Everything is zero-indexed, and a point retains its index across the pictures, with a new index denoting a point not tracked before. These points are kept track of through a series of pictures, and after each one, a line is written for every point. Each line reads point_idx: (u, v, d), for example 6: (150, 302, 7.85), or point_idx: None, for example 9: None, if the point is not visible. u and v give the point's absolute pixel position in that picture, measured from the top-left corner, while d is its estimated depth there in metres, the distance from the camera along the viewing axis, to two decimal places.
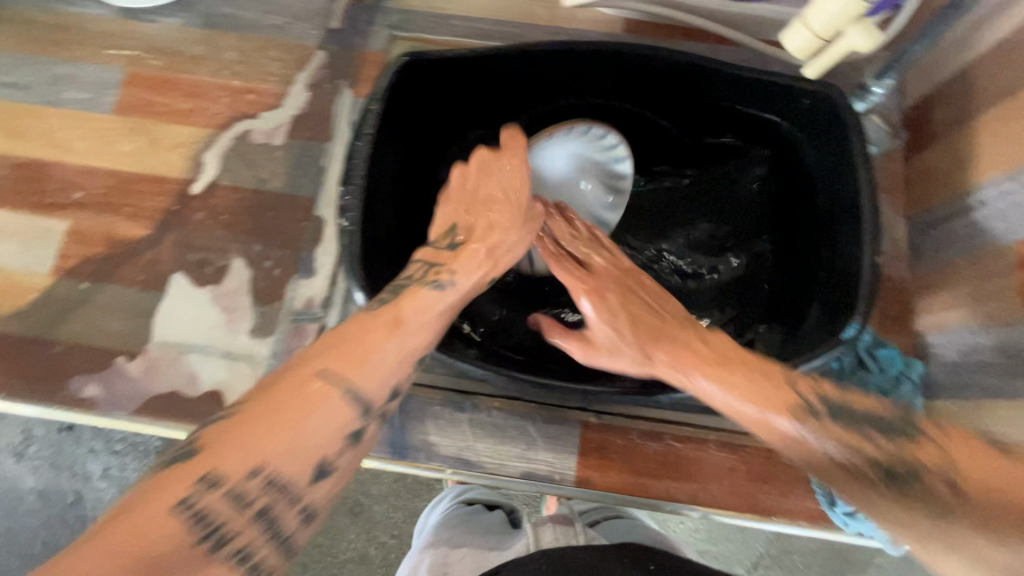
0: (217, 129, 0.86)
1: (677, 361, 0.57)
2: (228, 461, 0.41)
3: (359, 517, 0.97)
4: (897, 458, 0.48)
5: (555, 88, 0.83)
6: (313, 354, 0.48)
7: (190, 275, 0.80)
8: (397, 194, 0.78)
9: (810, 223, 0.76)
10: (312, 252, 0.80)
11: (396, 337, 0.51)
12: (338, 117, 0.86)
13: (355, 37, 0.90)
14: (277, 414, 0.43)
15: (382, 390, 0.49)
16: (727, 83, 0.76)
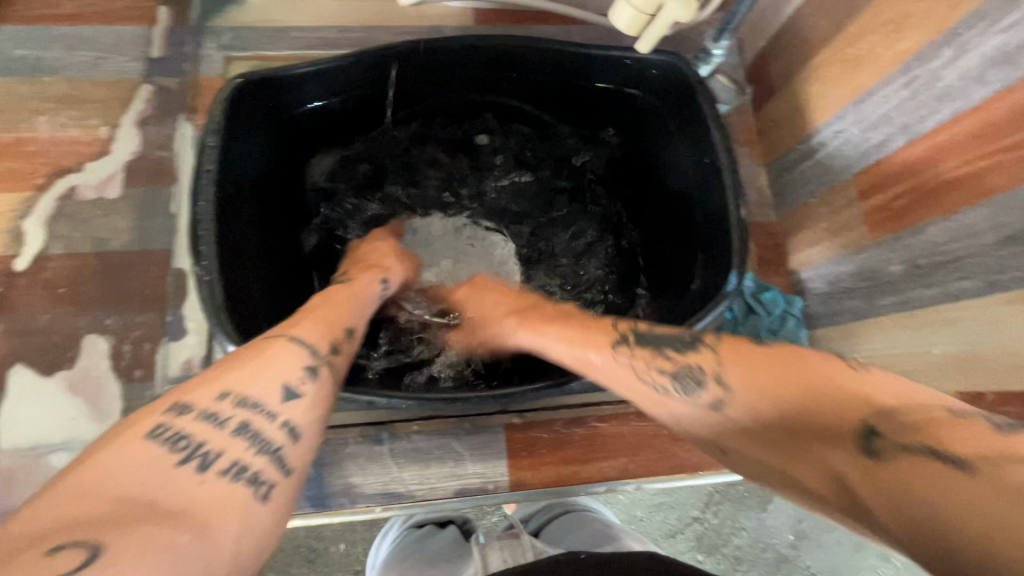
0: (36, 192, 0.75)
1: (615, 374, 0.51)
2: (84, 528, 0.28)
3: (314, 565, 0.89)
4: (813, 408, 0.39)
5: (411, 92, 0.80)
6: (183, 389, 0.39)
7: (34, 364, 0.69)
8: (262, 229, 0.72)
9: (681, 187, 0.79)
10: (180, 310, 0.72)
11: (299, 348, 0.45)
12: (181, 155, 0.77)
13: (184, 64, 0.81)
14: (141, 460, 0.33)
15: (295, 402, 0.41)
16: (579, 63, 0.77)
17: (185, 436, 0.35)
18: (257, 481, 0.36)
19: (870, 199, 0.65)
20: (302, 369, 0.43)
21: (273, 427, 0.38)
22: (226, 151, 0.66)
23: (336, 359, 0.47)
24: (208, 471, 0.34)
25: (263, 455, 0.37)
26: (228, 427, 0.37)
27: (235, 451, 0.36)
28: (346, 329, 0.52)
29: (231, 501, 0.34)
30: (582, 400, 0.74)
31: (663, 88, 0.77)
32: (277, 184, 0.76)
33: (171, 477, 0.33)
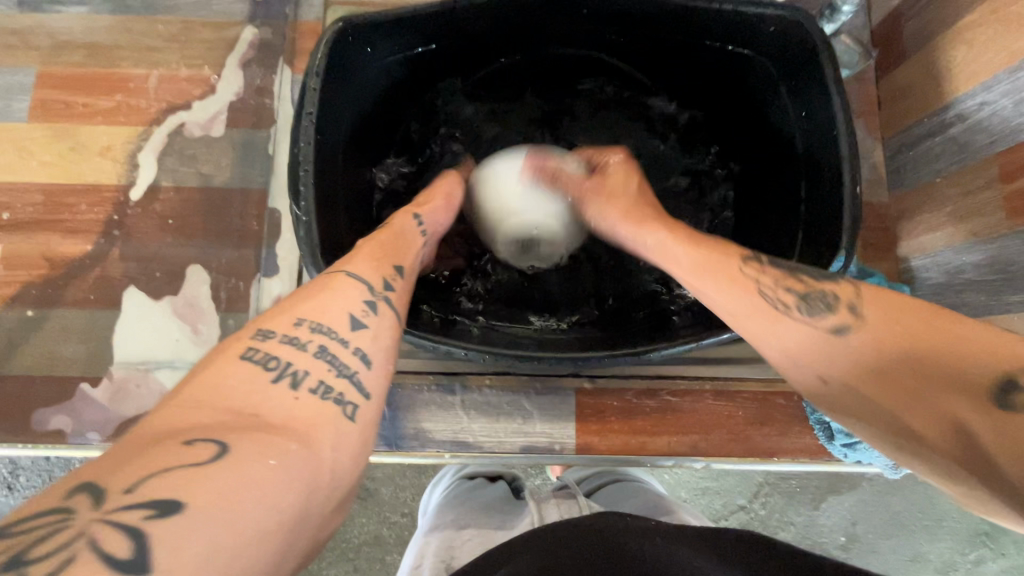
0: (148, 126, 0.79)
1: (729, 282, 0.50)
2: (210, 431, 0.31)
3: (371, 502, 0.93)
4: (959, 355, 0.37)
5: (507, 43, 0.77)
6: (260, 320, 0.42)
7: (145, 289, 0.75)
8: (354, 175, 0.73)
9: (785, 156, 0.73)
10: (273, 247, 0.75)
11: (360, 284, 0.46)
12: (279, 97, 0.79)
13: (285, 8, 0.82)
14: (237, 376, 0.36)
15: (363, 331, 0.43)
16: (688, 18, 0.71)
17: (273, 356, 0.38)
18: (344, 402, 0.38)
19: (1015, 181, 0.58)
20: (363, 303, 0.45)
21: (349, 354, 0.41)
22: (326, 95, 0.67)
23: (394, 295, 0.48)
24: (297, 387, 0.37)
25: (342, 377, 0.39)
26: (308, 351, 0.39)
27: (321, 372, 0.39)
28: (400, 268, 0.52)
29: (324, 417, 0.37)
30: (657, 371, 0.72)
31: (778, 48, 0.71)
32: (370, 131, 0.77)
33: (266, 393, 0.36)
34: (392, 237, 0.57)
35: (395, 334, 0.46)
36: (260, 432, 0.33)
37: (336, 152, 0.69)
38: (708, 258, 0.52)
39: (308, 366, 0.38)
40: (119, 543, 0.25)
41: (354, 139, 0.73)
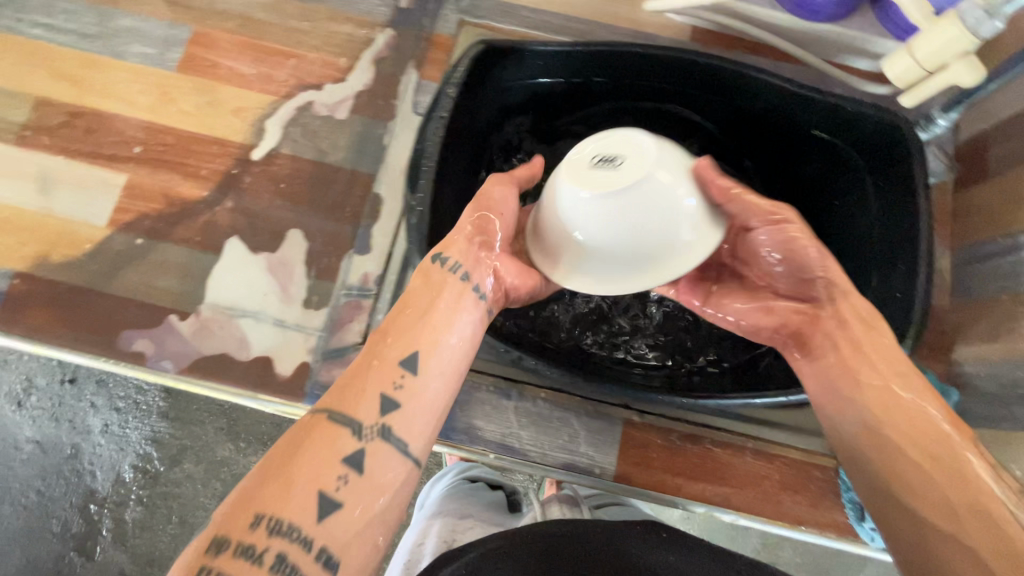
0: (280, 97, 0.85)
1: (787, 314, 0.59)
2: None
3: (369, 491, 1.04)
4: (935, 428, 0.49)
5: (620, 89, 0.84)
6: (234, 497, 0.44)
7: (245, 241, 0.79)
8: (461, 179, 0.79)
9: (863, 239, 0.78)
10: (370, 228, 0.81)
11: (345, 439, 0.47)
12: (403, 97, 0.86)
13: (423, 19, 0.90)
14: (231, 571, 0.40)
15: (332, 516, 0.44)
16: (792, 101, 0.77)
17: (259, 553, 0.41)
18: None
19: None
20: (338, 470, 0.46)
21: (307, 553, 0.42)
22: (457, 104, 0.73)
23: (394, 412, 0.49)
24: None
25: None
26: (271, 555, 0.41)
27: None
28: (411, 369, 0.52)
29: None
30: (704, 420, 0.75)
31: (873, 143, 0.76)
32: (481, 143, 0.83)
33: None
34: (400, 324, 0.54)
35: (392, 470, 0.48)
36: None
37: (453, 156, 0.75)
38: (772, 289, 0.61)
39: (282, 552, 0.41)
40: None
41: (469, 149, 0.80)
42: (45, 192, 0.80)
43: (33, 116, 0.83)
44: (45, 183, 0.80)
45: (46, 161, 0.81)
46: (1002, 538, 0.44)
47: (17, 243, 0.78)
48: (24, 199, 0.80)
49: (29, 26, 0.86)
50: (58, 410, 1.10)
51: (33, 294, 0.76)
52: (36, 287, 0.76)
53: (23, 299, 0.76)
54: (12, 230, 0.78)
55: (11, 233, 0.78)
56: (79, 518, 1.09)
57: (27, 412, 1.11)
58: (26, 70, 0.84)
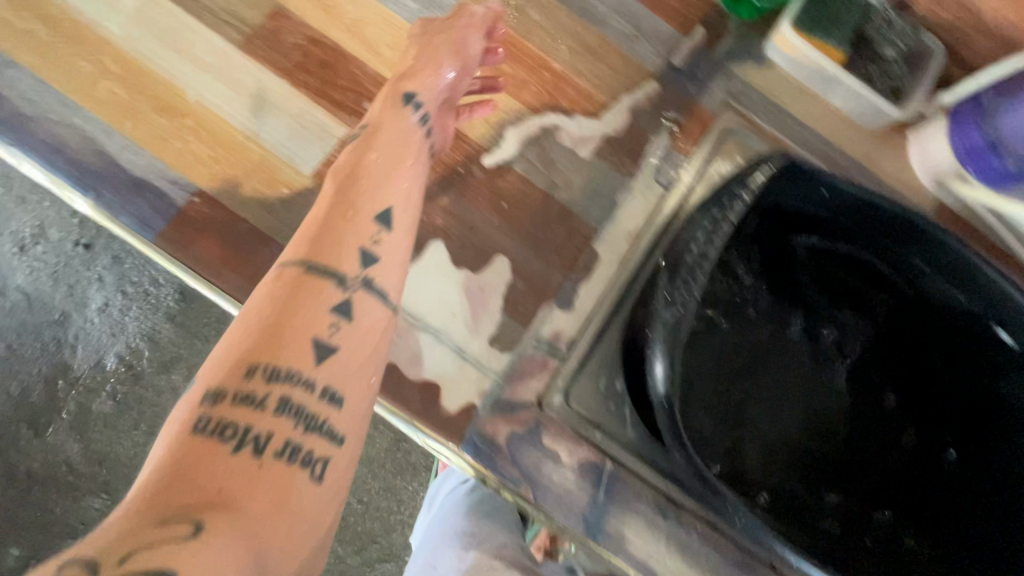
0: (529, 109, 0.78)
1: None
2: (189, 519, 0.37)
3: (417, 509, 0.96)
4: None
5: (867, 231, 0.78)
6: (242, 360, 0.46)
7: (450, 250, 0.72)
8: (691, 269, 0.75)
9: None
10: (578, 284, 0.74)
11: (328, 295, 0.50)
12: (647, 158, 0.80)
13: (690, 86, 0.85)
14: (193, 452, 0.41)
15: (329, 364, 0.48)
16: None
17: (228, 427, 0.43)
18: (314, 463, 0.45)
19: None
20: (330, 324, 0.49)
21: (318, 391, 0.46)
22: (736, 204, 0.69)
23: (331, 357, 0.48)
24: (257, 457, 0.42)
25: (306, 428, 0.45)
26: (279, 410, 0.44)
27: (285, 431, 0.44)
28: (386, 227, 0.55)
29: (292, 481, 0.43)
30: None
31: None
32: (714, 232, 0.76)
33: (222, 461, 0.41)
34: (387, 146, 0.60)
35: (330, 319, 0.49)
36: (233, 521, 0.39)
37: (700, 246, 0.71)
38: None
39: (271, 431, 0.43)
40: None
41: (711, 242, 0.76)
42: (255, 113, 0.70)
43: (266, 22, 0.72)
44: (258, 102, 0.71)
45: (266, 77, 0.71)
46: None
47: (209, 158, 0.68)
48: (230, 111, 0.70)
49: None
50: (60, 272, 0.94)
51: (211, 223, 0.67)
52: (216, 215, 0.67)
53: (199, 223, 0.67)
54: (208, 141, 0.69)
55: (205, 143, 0.68)
56: (41, 389, 0.94)
57: (26, 260, 0.94)
58: None
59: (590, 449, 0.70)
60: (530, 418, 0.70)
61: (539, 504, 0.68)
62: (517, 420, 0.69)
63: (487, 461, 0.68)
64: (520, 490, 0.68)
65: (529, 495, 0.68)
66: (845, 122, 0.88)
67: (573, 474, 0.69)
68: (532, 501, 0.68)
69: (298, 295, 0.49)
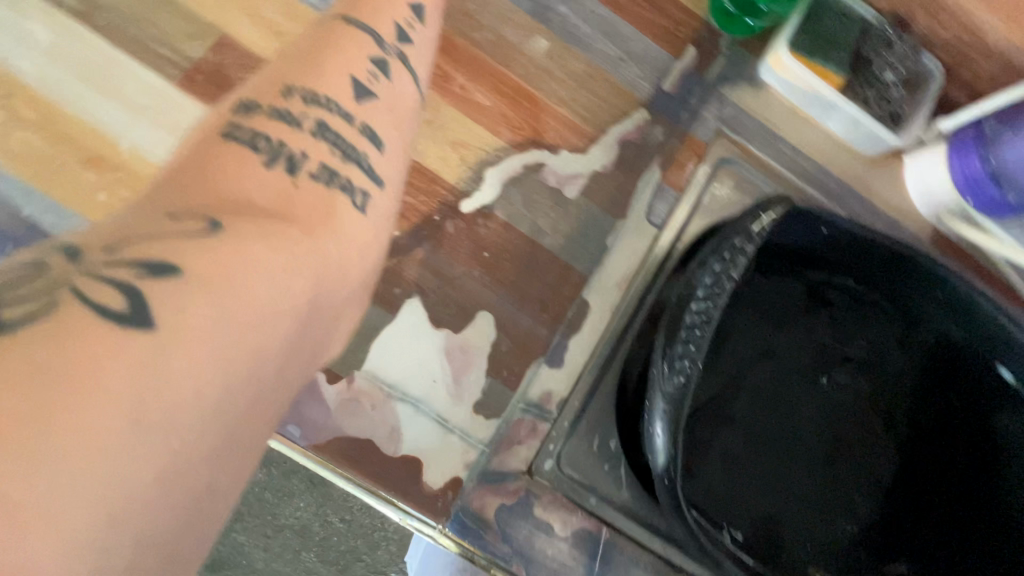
0: (509, 145, 0.71)
1: None
2: (182, 234, 0.33)
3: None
4: None
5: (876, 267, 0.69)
6: (286, 75, 0.47)
7: (428, 308, 0.66)
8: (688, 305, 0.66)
9: None
10: (567, 338, 0.69)
11: (365, 42, 0.51)
12: (638, 195, 0.75)
13: (682, 113, 0.79)
14: (225, 147, 0.40)
15: (368, 99, 0.48)
16: None
17: (261, 137, 0.42)
18: (355, 193, 0.44)
19: None
20: (370, 71, 0.49)
21: (351, 152, 0.45)
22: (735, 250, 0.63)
23: (369, 101, 0.48)
24: (287, 175, 0.41)
25: (345, 158, 0.45)
26: (317, 135, 0.44)
27: (321, 154, 0.43)
28: (418, 15, 0.56)
29: (334, 200, 0.42)
30: None
31: None
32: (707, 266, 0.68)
33: (253, 171, 0.40)
34: None
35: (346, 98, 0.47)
36: (255, 220, 0.37)
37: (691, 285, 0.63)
38: None
39: (307, 151, 0.43)
40: (112, 297, 0.29)
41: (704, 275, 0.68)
42: None
43: (206, 54, 0.63)
44: None
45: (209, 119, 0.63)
46: None
47: None
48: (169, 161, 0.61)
49: None
50: None
51: None
52: None
53: None
54: None
55: None
56: None
57: None
58: None
59: (584, 517, 0.66)
60: (520, 489, 0.65)
61: None
62: (506, 492, 0.64)
63: (474, 539, 0.63)
64: (511, 568, 0.63)
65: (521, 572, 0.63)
66: (841, 146, 0.84)
67: (567, 545, 0.65)
68: None
69: (336, 35, 0.51)
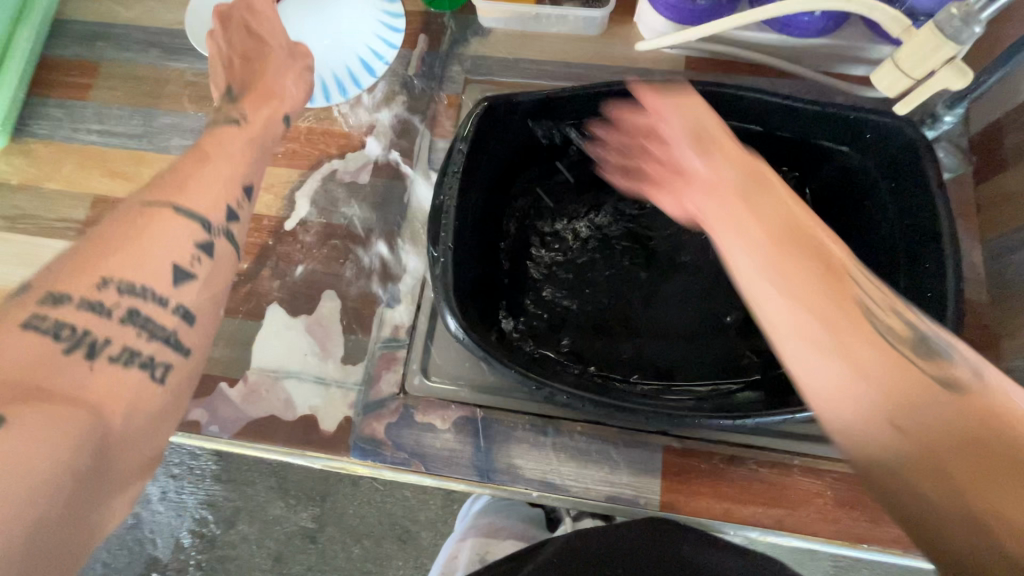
0: (306, 168, 0.91)
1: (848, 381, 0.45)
2: (9, 403, 0.40)
3: (405, 546, 1.16)
4: (908, 383, 0.45)
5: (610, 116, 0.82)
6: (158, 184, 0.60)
7: (284, 307, 0.85)
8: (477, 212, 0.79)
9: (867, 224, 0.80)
10: (397, 283, 0.85)
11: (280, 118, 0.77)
12: (418, 156, 0.92)
13: (432, 84, 0.97)
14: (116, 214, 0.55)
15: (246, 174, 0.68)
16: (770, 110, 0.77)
17: (64, 325, 0.47)
18: (156, 363, 0.51)
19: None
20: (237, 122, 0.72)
21: (190, 258, 0.55)
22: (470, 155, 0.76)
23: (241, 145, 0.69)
24: (115, 320, 0.49)
25: (152, 331, 0.51)
26: (148, 272, 0.52)
27: (144, 311, 0.51)
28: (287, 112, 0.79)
29: (125, 380, 0.48)
30: (744, 440, 0.74)
31: (879, 149, 0.77)
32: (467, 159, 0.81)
33: (77, 339, 0.47)
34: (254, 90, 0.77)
35: (187, 239, 0.56)
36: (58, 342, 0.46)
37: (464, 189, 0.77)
38: (905, 404, 0.44)
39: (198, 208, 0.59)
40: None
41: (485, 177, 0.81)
42: None
43: (91, 212, 0.92)
44: None
45: None
46: (922, 446, 0.42)
47: None
48: None
49: (85, 133, 0.97)
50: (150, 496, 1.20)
51: None
52: None
53: None
54: None
55: None
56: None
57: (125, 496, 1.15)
58: (83, 171, 0.95)
59: (458, 409, 0.78)
60: (399, 406, 0.79)
61: (433, 472, 0.76)
62: (388, 412, 0.78)
63: (375, 457, 0.77)
64: (412, 468, 0.76)
65: (421, 468, 0.76)
66: (574, 38, 0.97)
67: (453, 434, 0.77)
68: (426, 472, 0.76)
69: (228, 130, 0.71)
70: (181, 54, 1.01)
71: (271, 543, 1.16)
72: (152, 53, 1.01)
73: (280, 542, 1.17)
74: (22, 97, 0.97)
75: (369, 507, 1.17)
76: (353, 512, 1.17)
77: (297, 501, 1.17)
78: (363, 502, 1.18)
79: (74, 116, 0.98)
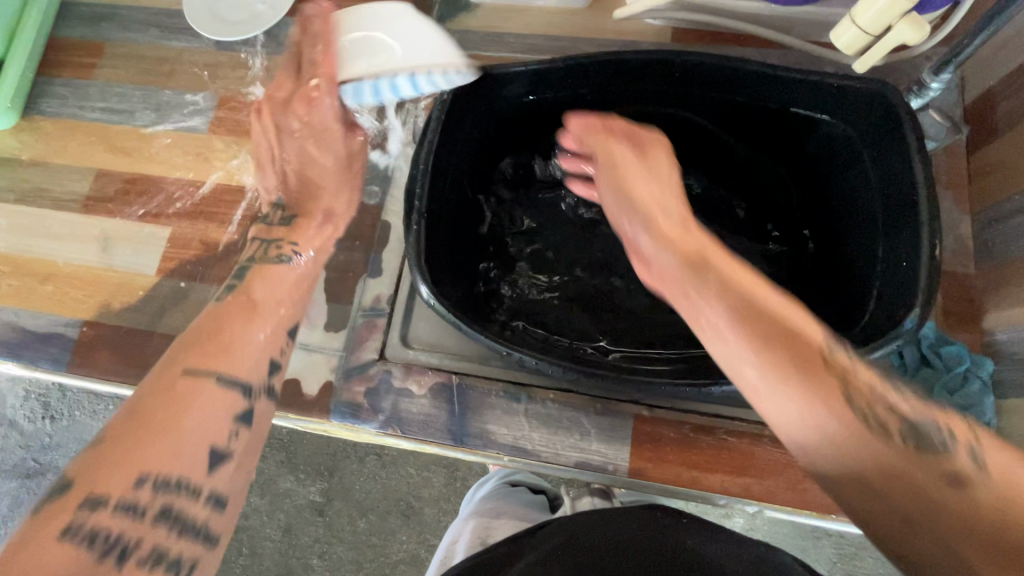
0: None
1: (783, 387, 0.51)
2: None
3: (410, 519, 1.16)
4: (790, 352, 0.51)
5: (594, 87, 0.81)
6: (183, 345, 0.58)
7: None
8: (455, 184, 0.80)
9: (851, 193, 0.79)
10: (380, 253, 0.87)
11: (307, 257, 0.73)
12: (403, 129, 0.93)
13: None
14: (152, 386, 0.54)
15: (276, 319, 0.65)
16: (756, 79, 0.76)
17: (99, 530, 0.46)
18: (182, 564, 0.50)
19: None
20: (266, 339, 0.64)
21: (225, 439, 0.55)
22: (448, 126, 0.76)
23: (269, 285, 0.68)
24: (143, 518, 0.48)
25: (187, 533, 0.50)
26: (180, 468, 0.51)
27: (180, 503, 0.50)
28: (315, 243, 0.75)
29: None
30: (715, 410, 0.74)
31: (864, 117, 0.75)
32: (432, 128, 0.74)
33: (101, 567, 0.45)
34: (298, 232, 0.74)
35: (228, 412, 0.56)
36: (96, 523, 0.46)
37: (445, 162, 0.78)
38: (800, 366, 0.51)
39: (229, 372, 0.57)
40: None
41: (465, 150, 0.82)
42: (106, 250, 0.93)
43: (93, 186, 0.97)
44: (105, 242, 0.93)
45: (105, 222, 0.94)
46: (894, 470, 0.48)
47: (83, 296, 0.91)
48: (89, 258, 0.93)
49: (89, 110, 1.01)
50: None
51: (99, 337, 0.88)
52: (100, 331, 0.89)
53: (91, 342, 0.88)
54: (78, 285, 0.91)
55: (76, 287, 0.91)
56: None
57: None
58: (86, 147, 0.99)
59: (435, 375, 0.80)
60: (379, 372, 0.81)
61: (408, 435, 0.78)
62: (368, 377, 0.80)
63: (353, 419, 0.80)
64: (389, 431, 0.79)
65: (398, 431, 0.79)
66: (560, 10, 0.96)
67: (429, 400, 0.79)
68: (402, 435, 0.78)
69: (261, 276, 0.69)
70: (177, 33, 1.03)
71: (281, 516, 1.19)
72: (152, 32, 1.04)
73: (291, 512, 1.18)
74: (32, 75, 1.02)
75: (378, 483, 1.17)
76: (361, 487, 1.18)
77: (307, 475, 1.20)
78: (371, 476, 1.18)
79: (79, 94, 1.02)
